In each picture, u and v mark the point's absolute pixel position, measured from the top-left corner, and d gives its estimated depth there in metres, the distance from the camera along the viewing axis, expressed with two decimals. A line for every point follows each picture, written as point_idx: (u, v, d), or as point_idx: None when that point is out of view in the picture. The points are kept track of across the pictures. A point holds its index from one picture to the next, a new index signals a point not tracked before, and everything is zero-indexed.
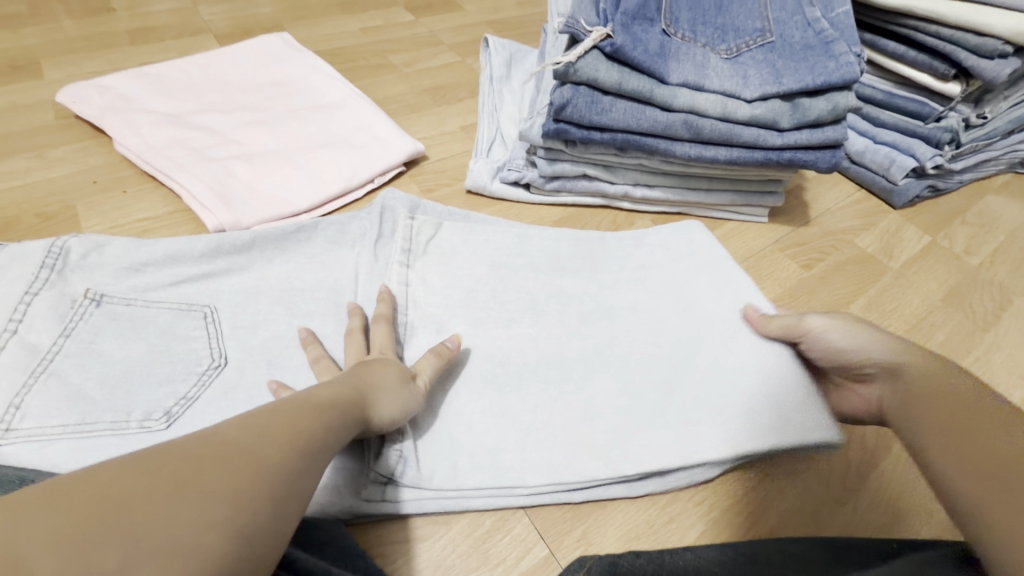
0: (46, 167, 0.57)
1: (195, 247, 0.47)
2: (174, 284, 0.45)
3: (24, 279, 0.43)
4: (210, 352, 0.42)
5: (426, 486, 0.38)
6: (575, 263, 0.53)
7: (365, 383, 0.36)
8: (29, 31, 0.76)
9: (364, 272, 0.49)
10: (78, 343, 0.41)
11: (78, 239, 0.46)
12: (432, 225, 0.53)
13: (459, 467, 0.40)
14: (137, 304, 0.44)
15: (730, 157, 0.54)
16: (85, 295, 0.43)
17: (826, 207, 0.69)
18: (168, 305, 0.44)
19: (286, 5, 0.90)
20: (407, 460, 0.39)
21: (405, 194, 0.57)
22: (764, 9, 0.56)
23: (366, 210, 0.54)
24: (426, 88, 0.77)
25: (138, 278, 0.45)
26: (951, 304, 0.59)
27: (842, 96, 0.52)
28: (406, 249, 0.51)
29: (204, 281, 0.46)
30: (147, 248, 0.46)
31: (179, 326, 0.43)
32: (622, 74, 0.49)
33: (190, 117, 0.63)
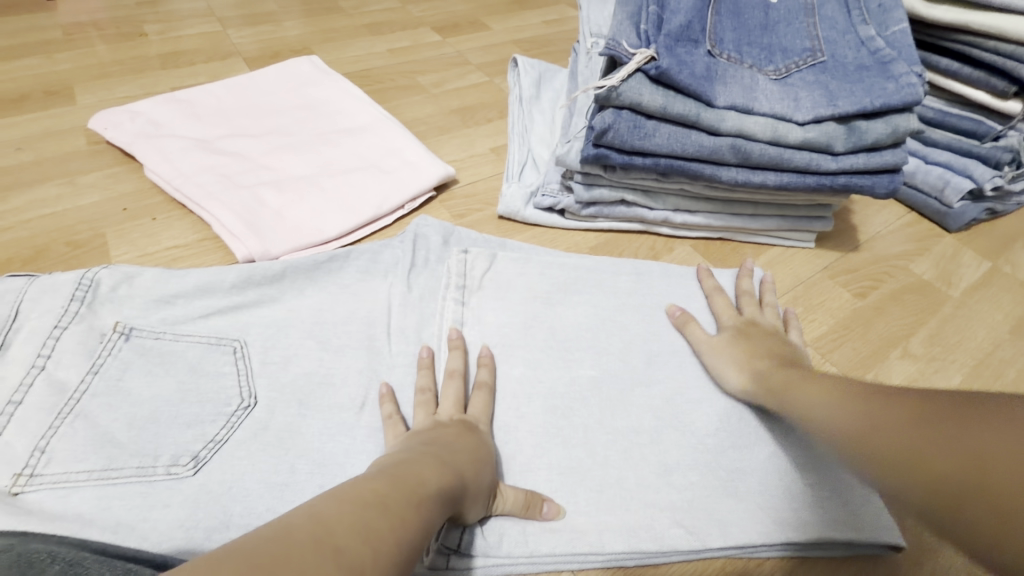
0: (78, 195, 0.57)
1: (226, 278, 0.46)
2: (203, 316, 0.44)
3: (53, 313, 0.41)
4: (239, 392, 0.41)
5: (493, 554, 0.36)
6: (632, 299, 0.51)
7: (465, 466, 0.34)
8: (64, 57, 0.76)
9: (397, 303, 0.47)
10: (106, 380, 0.39)
11: (108, 270, 0.44)
12: (485, 257, 0.51)
13: (506, 531, 0.37)
14: (166, 338, 0.42)
15: (780, 182, 0.51)
16: (114, 329, 0.42)
17: (876, 230, 0.65)
18: (194, 341, 0.42)
19: (314, 27, 0.90)
20: (473, 528, 0.36)
21: (439, 221, 0.55)
22: (813, 28, 0.53)
23: (399, 238, 0.53)
24: (454, 109, 0.75)
25: (168, 310, 0.44)
26: (1021, 336, 0.55)
27: (902, 119, 0.49)
28: (462, 285, 0.49)
29: (234, 313, 0.45)
30: (178, 279, 0.45)
31: (209, 362, 0.41)
32: (667, 98, 0.47)
33: (219, 142, 0.62)
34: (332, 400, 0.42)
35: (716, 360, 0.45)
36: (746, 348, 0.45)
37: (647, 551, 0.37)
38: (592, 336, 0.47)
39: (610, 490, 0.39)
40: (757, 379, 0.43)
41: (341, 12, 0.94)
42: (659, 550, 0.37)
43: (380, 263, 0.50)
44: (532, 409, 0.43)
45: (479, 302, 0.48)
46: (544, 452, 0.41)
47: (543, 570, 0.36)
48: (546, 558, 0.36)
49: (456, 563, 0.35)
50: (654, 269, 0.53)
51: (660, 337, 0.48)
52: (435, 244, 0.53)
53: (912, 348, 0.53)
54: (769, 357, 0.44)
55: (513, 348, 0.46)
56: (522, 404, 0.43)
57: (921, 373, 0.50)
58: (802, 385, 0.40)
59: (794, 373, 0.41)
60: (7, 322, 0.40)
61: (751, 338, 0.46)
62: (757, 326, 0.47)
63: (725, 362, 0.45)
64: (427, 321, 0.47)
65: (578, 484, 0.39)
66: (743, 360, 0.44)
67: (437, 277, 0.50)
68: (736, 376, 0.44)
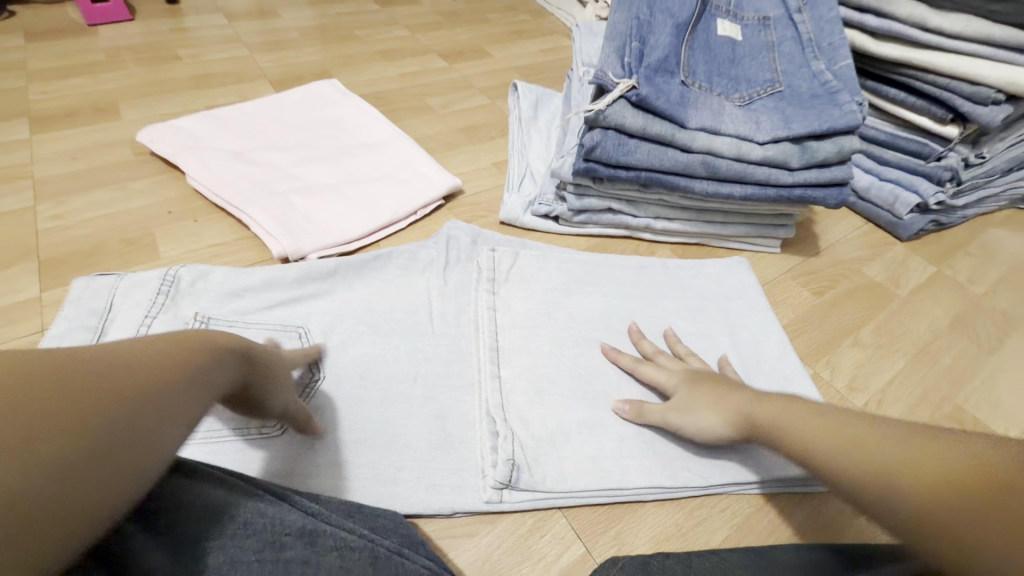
0: (128, 199, 0.64)
1: (288, 274, 0.53)
2: (268, 308, 0.51)
3: (143, 305, 0.48)
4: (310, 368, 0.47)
5: (539, 488, 0.43)
6: (639, 288, 0.59)
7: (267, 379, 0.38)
8: (108, 77, 0.84)
9: (435, 294, 0.55)
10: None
11: (186, 268, 0.52)
12: (511, 255, 0.59)
13: (549, 472, 0.44)
14: (238, 325, 0.49)
15: (745, 193, 0.59)
16: (194, 318, 0.48)
17: (835, 238, 0.74)
18: (267, 329, 0.49)
19: (332, 54, 0.99)
20: (519, 467, 0.43)
21: (467, 224, 0.64)
22: (773, 62, 0.62)
23: (432, 239, 0.61)
24: (460, 127, 0.84)
25: (238, 302, 0.51)
26: (957, 329, 0.63)
27: (847, 140, 0.57)
28: (493, 277, 0.57)
29: (296, 304, 0.52)
30: (246, 276, 0.52)
31: (279, 345, 0.48)
32: (646, 120, 0.55)
33: (252, 154, 0.70)
34: (384, 374, 0.48)
35: (685, 417, 0.45)
36: (710, 392, 0.45)
37: (667, 486, 0.44)
38: (606, 321, 0.55)
39: (595, 445, 0.46)
40: (734, 423, 0.43)
41: (355, 40, 1.03)
42: (639, 492, 0.44)
43: (416, 259, 0.58)
44: (529, 382, 0.49)
45: (507, 290, 0.56)
46: (573, 411, 0.48)
47: (539, 509, 0.43)
48: (545, 498, 0.43)
49: (508, 496, 0.43)
50: (657, 263, 0.62)
51: (645, 325, 0.56)
52: (465, 244, 0.61)
53: (861, 337, 0.60)
54: (738, 397, 0.43)
55: (512, 330, 0.53)
56: (522, 375, 0.49)
57: (868, 359, 0.58)
58: (798, 428, 0.38)
59: (785, 409, 0.40)
60: (105, 313, 0.48)
61: (707, 387, 0.45)
62: (700, 372, 0.48)
63: (701, 415, 0.44)
64: (463, 307, 0.55)
65: (602, 437, 0.46)
66: (716, 407, 0.44)
67: (468, 272, 0.59)
68: (715, 429, 0.43)
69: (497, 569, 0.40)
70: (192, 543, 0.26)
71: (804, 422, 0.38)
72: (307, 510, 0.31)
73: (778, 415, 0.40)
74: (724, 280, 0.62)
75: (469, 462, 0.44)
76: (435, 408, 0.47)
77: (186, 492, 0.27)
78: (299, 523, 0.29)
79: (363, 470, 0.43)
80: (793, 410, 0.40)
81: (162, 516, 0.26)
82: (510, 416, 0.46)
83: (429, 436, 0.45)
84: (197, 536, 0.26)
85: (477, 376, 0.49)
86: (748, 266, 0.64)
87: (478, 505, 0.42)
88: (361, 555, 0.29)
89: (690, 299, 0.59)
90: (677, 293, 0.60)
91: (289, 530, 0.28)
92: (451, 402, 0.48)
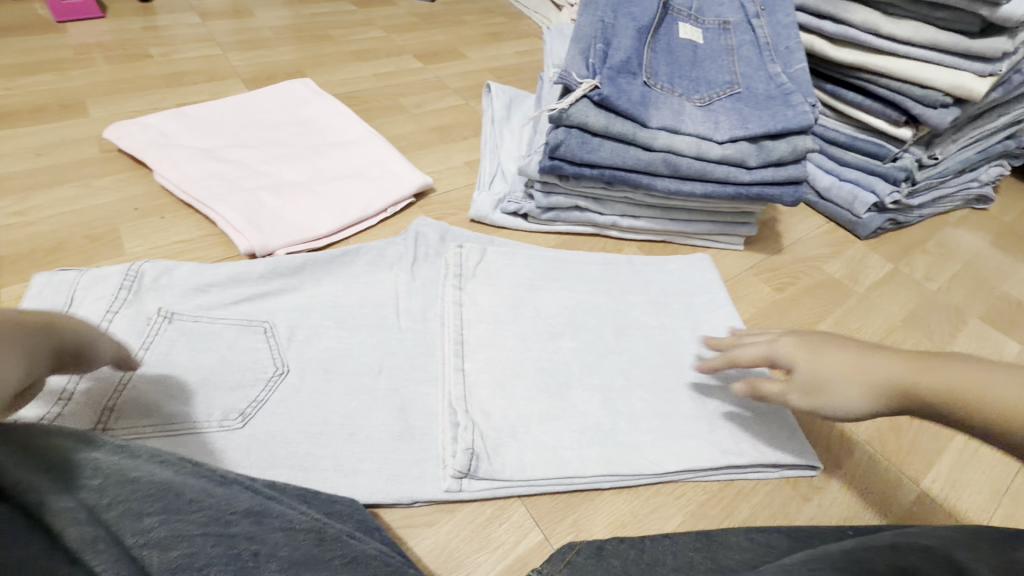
0: (93, 196, 0.64)
1: (254, 270, 0.53)
2: (234, 303, 0.51)
3: (105, 299, 0.48)
4: (273, 361, 0.47)
5: (498, 477, 0.43)
6: (605, 284, 0.61)
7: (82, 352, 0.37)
8: (75, 74, 0.84)
9: (402, 289, 0.56)
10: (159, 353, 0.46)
11: (151, 263, 0.52)
12: (478, 251, 0.60)
13: (509, 463, 0.44)
14: (203, 320, 0.49)
15: (706, 191, 0.61)
16: (158, 313, 0.48)
17: (797, 236, 0.76)
18: (230, 324, 0.49)
19: (306, 53, 0.99)
20: (478, 456, 0.44)
21: (436, 221, 0.65)
22: (732, 65, 0.64)
23: (401, 236, 0.61)
24: (433, 127, 0.84)
25: (203, 297, 0.51)
26: (911, 324, 0.65)
27: (801, 140, 0.60)
28: (460, 272, 0.57)
29: (262, 299, 0.52)
30: (212, 271, 0.52)
31: (244, 340, 0.48)
32: (608, 119, 0.57)
33: (222, 152, 0.70)
34: (349, 365, 0.49)
35: (824, 396, 0.40)
36: (840, 359, 0.41)
37: (622, 474, 0.45)
38: (571, 315, 0.56)
39: (558, 434, 0.47)
40: (880, 394, 0.38)
41: (330, 40, 1.04)
42: (596, 482, 0.45)
43: (385, 254, 0.59)
44: (493, 374, 0.50)
45: (473, 286, 0.57)
46: (535, 402, 0.49)
47: (499, 498, 0.44)
48: (503, 488, 0.44)
49: (468, 484, 0.43)
50: (622, 260, 0.64)
51: (609, 318, 0.57)
52: (433, 240, 0.62)
53: None
54: (881, 360, 0.39)
55: (478, 324, 0.54)
56: (486, 369, 0.50)
57: None
58: (961, 383, 0.35)
59: (937, 365, 0.37)
60: (65, 307, 0.48)
61: (826, 353, 0.42)
62: (812, 339, 0.44)
63: (836, 391, 0.40)
64: (429, 303, 0.56)
65: (564, 427, 0.47)
66: (854, 377, 0.39)
67: (437, 268, 0.59)
68: (855, 404, 0.39)
69: (455, 557, 0.40)
70: (126, 519, 0.25)
71: (954, 377, 0.35)
72: (258, 493, 0.31)
73: (939, 378, 0.36)
74: (689, 276, 0.63)
75: (430, 454, 0.45)
76: (398, 400, 0.48)
77: (114, 467, 0.27)
78: (245, 504, 0.29)
79: (324, 462, 0.43)
80: (946, 366, 0.36)
81: (91, 490, 0.26)
82: (472, 408, 0.47)
83: (391, 428, 0.46)
84: (132, 512, 0.25)
85: (441, 369, 0.50)
86: (710, 262, 0.66)
87: (438, 493, 0.43)
88: (308, 536, 0.29)
89: (655, 294, 0.61)
90: (641, 288, 0.61)
91: (236, 508, 0.28)
92: (416, 395, 0.48)
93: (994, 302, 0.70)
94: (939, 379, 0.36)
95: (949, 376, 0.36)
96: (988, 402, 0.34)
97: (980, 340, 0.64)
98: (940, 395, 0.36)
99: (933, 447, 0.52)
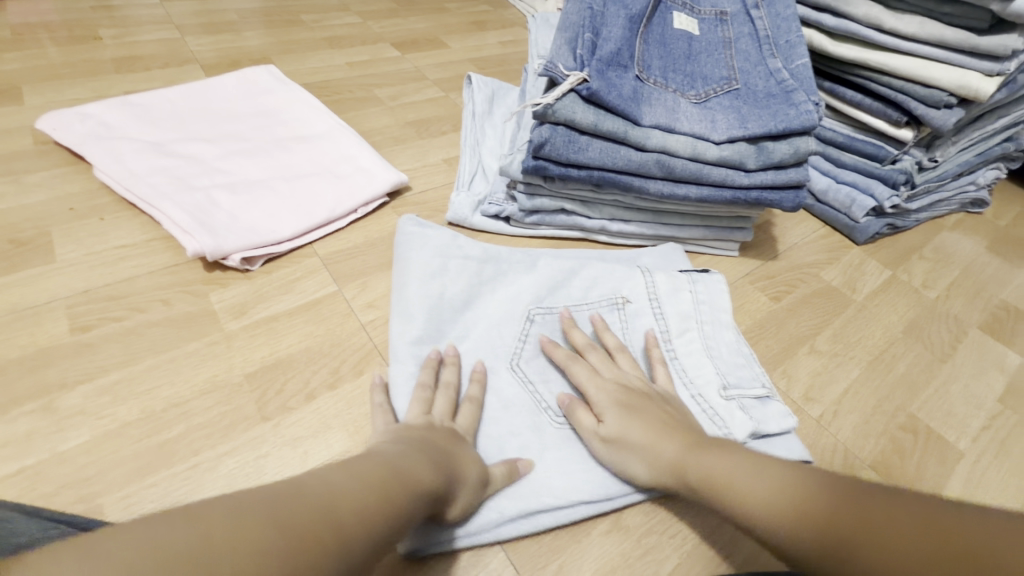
0: (23, 194, 0.57)
1: (529, 299, 0.53)
2: (560, 308, 0.53)
3: (691, 299, 0.53)
4: (537, 397, 0.47)
5: (484, 529, 0.39)
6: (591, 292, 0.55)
7: (425, 473, 0.35)
8: (12, 57, 0.76)
9: (399, 292, 0.51)
10: (441, 465, 0.37)
11: (511, 270, 0.55)
12: (460, 251, 0.55)
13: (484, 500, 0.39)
14: (553, 326, 0.52)
15: (700, 195, 0.57)
16: (620, 302, 0.54)
17: (794, 241, 0.72)
18: (482, 496, 0.39)
19: (275, 39, 0.92)
20: None
21: (421, 220, 0.58)
22: (730, 59, 0.60)
23: (396, 238, 0.56)
24: (410, 121, 0.79)
25: (558, 319, 0.52)
26: (912, 336, 0.62)
27: (803, 141, 0.55)
28: (542, 301, 0.53)
29: (548, 310, 0.53)
30: (506, 304, 0.53)
31: (536, 369, 0.49)
32: (597, 116, 0.52)
33: (174, 146, 0.63)
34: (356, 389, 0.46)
35: (615, 450, 0.42)
36: (629, 415, 0.43)
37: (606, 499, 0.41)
38: (559, 324, 0.52)
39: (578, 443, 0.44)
40: (666, 461, 0.40)
41: (301, 25, 0.97)
42: (574, 509, 0.41)
43: (414, 259, 0.53)
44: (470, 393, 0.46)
45: (589, 314, 0.53)
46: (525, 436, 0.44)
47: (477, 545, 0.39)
48: (487, 532, 0.39)
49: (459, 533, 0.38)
50: (594, 255, 0.60)
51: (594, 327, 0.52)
52: (417, 235, 0.56)
53: (817, 345, 0.59)
54: (670, 438, 0.41)
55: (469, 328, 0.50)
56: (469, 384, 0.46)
57: (824, 368, 0.56)
58: (736, 475, 0.37)
59: (700, 445, 0.40)
60: None
61: (641, 417, 0.42)
62: (631, 392, 0.45)
63: (628, 450, 0.41)
64: (501, 324, 0.51)
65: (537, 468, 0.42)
66: (649, 445, 0.41)
67: (417, 267, 0.53)
68: (645, 468, 0.40)
69: None
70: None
71: (722, 463, 0.38)
72: None
73: (700, 466, 0.38)
74: (667, 253, 0.61)
75: None
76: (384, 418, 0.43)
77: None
78: None
79: None
80: (707, 453, 0.39)
81: None
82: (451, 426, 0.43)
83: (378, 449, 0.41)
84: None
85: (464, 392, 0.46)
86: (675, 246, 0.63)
87: (431, 546, 0.38)
88: None
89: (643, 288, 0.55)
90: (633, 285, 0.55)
91: None
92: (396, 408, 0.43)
93: (994, 310, 0.67)
94: (729, 460, 0.38)
95: (705, 462, 0.38)
96: (737, 485, 0.36)
97: (981, 352, 0.61)
98: (745, 465, 0.37)
99: (939, 472, 0.49)
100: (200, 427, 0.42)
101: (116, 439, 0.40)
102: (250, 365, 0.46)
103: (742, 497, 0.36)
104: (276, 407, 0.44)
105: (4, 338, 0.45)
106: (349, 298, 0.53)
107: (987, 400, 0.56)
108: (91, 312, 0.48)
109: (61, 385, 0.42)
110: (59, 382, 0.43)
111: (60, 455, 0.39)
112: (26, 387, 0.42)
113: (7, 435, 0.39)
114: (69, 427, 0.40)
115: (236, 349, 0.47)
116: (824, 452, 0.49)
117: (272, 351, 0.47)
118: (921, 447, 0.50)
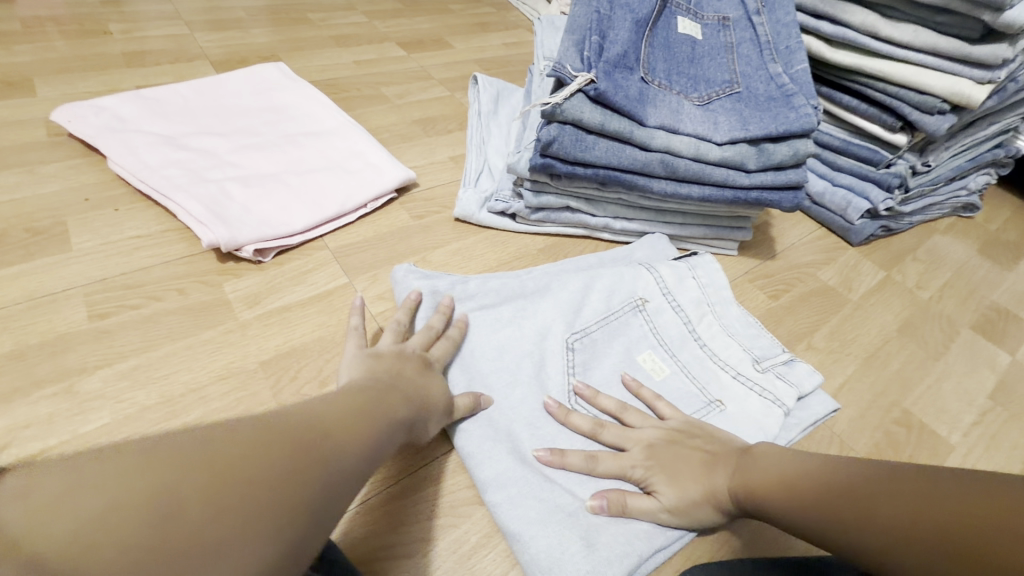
0: (38, 184, 0.58)
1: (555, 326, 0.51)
2: (584, 323, 0.52)
3: (698, 286, 0.55)
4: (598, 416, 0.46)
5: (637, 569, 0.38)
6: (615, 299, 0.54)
7: (397, 409, 0.38)
8: (23, 49, 0.77)
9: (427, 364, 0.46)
10: (414, 400, 0.40)
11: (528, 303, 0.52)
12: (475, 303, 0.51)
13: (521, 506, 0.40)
14: (587, 348, 0.51)
15: (702, 194, 0.59)
16: (641, 302, 0.54)
17: (791, 242, 0.74)
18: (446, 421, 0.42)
19: (283, 37, 0.93)
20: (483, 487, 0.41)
21: (410, 271, 0.54)
22: (732, 63, 0.62)
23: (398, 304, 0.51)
24: (416, 119, 0.80)
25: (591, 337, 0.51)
26: (906, 334, 0.64)
27: (802, 144, 0.57)
28: (572, 325, 0.51)
29: (575, 329, 0.51)
30: (522, 336, 0.51)
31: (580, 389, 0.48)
32: (604, 116, 0.54)
33: (186, 139, 0.64)
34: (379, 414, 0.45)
35: (682, 513, 0.40)
36: (669, 464, 0.41)
37: None
38: (588, 345, 0.51)
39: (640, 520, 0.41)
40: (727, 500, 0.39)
41: (308, 23, 0.98)
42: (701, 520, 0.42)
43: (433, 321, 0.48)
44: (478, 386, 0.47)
45: (618, 326, 0.53)
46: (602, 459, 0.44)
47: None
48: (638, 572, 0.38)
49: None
50: (593, 262, 0.60)
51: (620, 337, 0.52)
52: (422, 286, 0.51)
53: (814, 342, 0.60)
54: (716, 473, 0.40)
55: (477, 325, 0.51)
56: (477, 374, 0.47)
57: (820, 363, 0.58)
58: (779, 490, 0.37)
59: (744, 467, 0.40)
60: None
61: (679, 470, 0.41)
62: (660, 447, 0.43)
63: (687, 502, 0.40)
64: (543, 364, 0.49)
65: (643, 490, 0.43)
66: (703, 494, 0.40)
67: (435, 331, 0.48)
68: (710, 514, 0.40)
69: None
70: None
71: (775, 493, 0.37)
72: None
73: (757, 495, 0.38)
74: (655, 244, 0.63)
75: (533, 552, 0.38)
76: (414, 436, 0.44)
77: None
78: None
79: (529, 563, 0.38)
80: (757, 473, 0.39)
81: None
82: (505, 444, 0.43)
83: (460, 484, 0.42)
84: None
85: (532, 454, 0.43)
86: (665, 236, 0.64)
87: None
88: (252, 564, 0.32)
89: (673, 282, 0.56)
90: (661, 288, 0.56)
91: None
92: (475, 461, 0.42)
93: (985, 311, 0.69)
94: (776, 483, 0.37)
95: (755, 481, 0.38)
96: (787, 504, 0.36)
97: (972, 351, 0.63)
98: (782, 487, 0.37)
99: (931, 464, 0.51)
100: (218, 411, 0.43)
101: (135, 423, 0.41)
102: (264, 353, 0.47)
103: (787, 510, 0.36)
104: (290, 393, 0.45)
105: (22, 324, 0.46)
106: (359, 290, 0.55)
107: (979, 397, 0.58)
108: (108, 299, 0.49)
109: (79, 369, 0.43)
110: (77, 366, 0.44)
111: (80, 437, 0.40)
112: (44, 370, 0.43)
113: (28, 417, 0.40)
114: (88, 410, 0.41)
115: (250, 337, 0.48)
116: (821, 444, 0.51)
117: (285, 340, 0.49)
118: (914, 440, 0.52)
